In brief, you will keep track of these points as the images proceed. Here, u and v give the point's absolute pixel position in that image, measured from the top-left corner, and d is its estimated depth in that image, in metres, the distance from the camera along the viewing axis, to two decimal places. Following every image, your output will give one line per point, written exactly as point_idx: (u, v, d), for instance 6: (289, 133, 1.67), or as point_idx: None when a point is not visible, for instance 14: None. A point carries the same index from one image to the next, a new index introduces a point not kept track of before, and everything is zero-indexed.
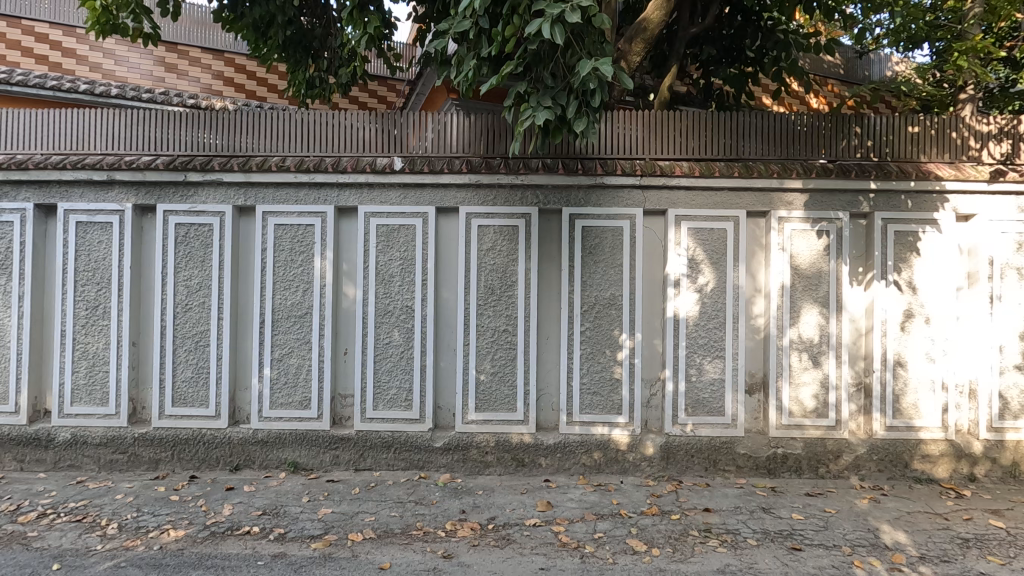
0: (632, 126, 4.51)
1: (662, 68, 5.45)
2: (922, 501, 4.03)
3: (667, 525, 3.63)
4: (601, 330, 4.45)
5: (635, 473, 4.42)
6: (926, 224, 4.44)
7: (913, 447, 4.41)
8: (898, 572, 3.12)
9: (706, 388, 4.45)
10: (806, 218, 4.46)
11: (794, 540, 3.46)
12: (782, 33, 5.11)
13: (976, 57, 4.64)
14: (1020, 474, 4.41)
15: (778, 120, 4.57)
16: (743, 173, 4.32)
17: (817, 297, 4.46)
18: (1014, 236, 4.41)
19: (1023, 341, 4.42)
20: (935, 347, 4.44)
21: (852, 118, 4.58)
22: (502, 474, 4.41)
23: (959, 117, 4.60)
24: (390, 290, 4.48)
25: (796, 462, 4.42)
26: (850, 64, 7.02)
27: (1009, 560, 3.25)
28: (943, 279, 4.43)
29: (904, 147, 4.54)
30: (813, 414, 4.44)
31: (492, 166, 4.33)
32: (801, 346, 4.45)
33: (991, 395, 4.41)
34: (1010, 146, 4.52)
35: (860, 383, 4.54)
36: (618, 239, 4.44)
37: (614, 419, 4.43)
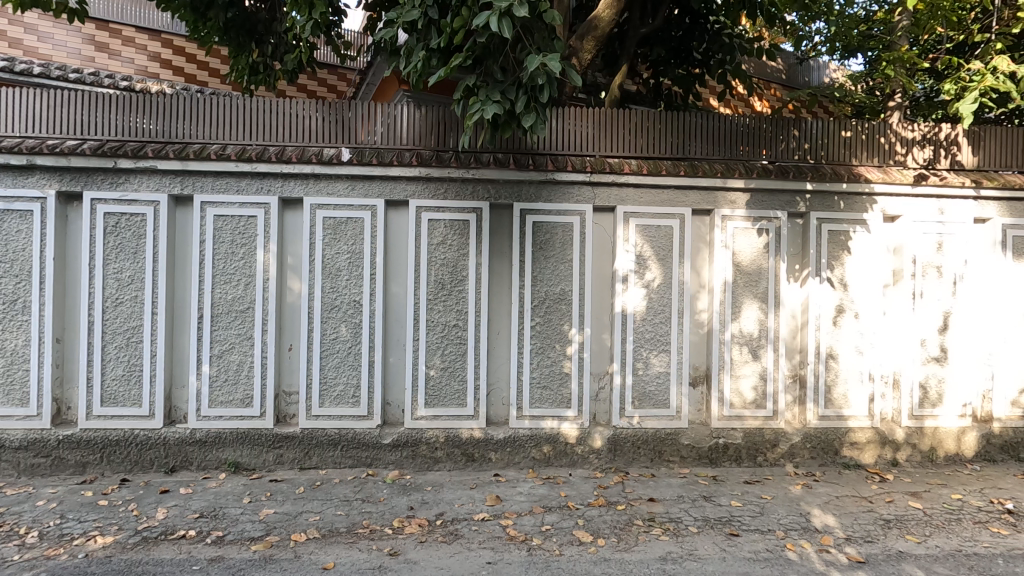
0: (583, 123, 4.55)
1: (613, 66, 5.57)
2: (849, 486, 4.27)
3: (612, 516, 3.71)
4: (551, 325, 4.48)
5: (584, 465, 4.49)
6: (857, 224, 4.70)
7: (843, 435, 4.66)
8: (827, 553, 3.29)
9: (652, 380, 4.57)
10: (747, 217, 4.62)
11: (732, 526, 3.60)
12: (728, 37, 5.26)
13: (903, 66, 4.92)
14: (937, 458, 4.74)
15: (723, 121, 4.72)
16: (688, 172, 4.45)
17: (757, 293, 4.64)
18: (934, 236, 4.72)
19: (940, 335, 4.75)
20: (864, 340, 4.71)
21: (791, 121, 4.77)
22: (451, 469, 4.39)
23: (888, 123, 4.88)
24: (337, 284, 4.38)
25: (736, 451, 4.60)
26: (792, 69, 7.30)
27: (926, 539, 3.48)
28: (871, 276, 4.69)
29: (838, 150, 4.78)
30: (752, 405, 4.63)
31: (443, 159, 4.28)
32: (742, 340, 4.63)
33: (913, 385, 4.72)
34: (932, 152, 4.83)
35: (796, 374, 4.76)
36: (568, 235, 4.49)
37: (564, 413, 4.49)
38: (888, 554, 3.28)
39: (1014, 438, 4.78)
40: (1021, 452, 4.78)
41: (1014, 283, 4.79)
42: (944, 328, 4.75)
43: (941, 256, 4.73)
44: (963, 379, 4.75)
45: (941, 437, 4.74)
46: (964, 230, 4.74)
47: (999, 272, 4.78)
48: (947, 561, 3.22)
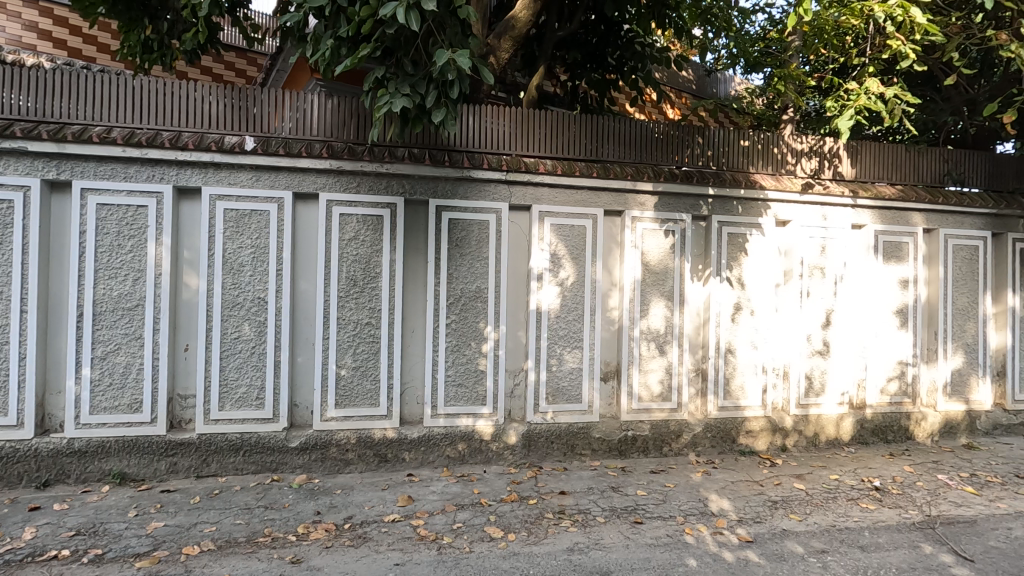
0: (501, 121, 4.57)
1: (531, 67, 5.64)
2: (744, 471, 4.58)
3: (524, 510, 3.76)
4: (466, 322, 4.48)
5: (498, 462, 4.53)
6: (752, 227, 5.05)
7: (740, 424, 5.00)
8: (720, 535, 3.51)
9: (565, 376, 4.68)
10: (656, 219, 4.84)
11: (637, 514, 3.76)
12: (640, 46, 5.49)
13: (793, 83, 5.34)
14: (820, 442, 5.19)
15: (635, 125, 4.91)
16: (600, 174, 4.61)
17: (663, 291, 4.86)
18: (819, 240, 5.17)
19: (823, 330, 5.20)
20: (758, 335, 5.07)
21: (696, 129, 5.05)
22: (363, 471, 4.28)
23: (781, 134, 5.28)
24: (240, 280, 4.13)
25: (643, 443, 4.80)
26: (701, 80, 7.68)
27: (806, 517, 3.80)
28: (765, 276, 5.06)
29: (737, 157, 5.10)
30: (659, 398, 4.86)
31: (356, 152, 4.16)
32: (649, 336, 4.84)
33: (800, 377, 5.14)
34: (817, 162, 5.30)
35: (698, 368, 5.03)
36: (484, 232, 4.49)
37: (478, 410, 4.50)
38: (773, 533, 3.55)
39: (883, 423, 5.32)
40: (888, 435, 5.34)
41: (884, 283, 5.34)
42: (826, 324, 5.21)
43: (824, 258, 5.19)
44: (842, 370, 5.24)
45: (823, 423, 5.19)
46: (844, 235, 5.22)
47: (872, 274, 5.31)
48: (823, 535, 3.53)
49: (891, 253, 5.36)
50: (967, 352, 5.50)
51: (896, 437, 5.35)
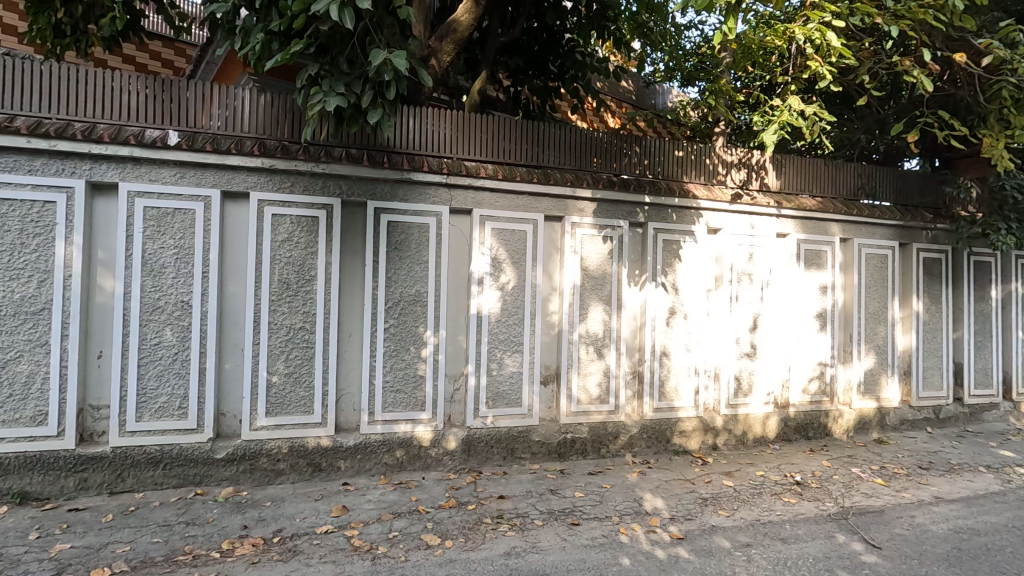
0: (442, 124, 4.54)
1: (473, 71, 5.65)
2: (677, 470, 4.74)
3: (462, 516, 3.73)
4: (405, 327, 4.41)
5: (437, 468, 4.47)
6: (686, 234, 5.25)
7: (674, 424, 5.17)
8: (654, 533, 3.61)
9: (506, 380, 4.69)
10: (594, 225, 4.94)
11: (574, 516, 3.81)
12: (580, 55, 5.62)
13: (724, 99, 5.60)
14: (748, 441, 5.44)
15: (575, 133, 5.00)
16: (541, 180, 4.68)
17: (602, 295, 4.97)
18: (747, 248, 5.44)
19: (750, 333, 5.48)
20: (691, 339, 5.26)
21: (633, 139, 5.21)
22: (295, 481, 4.12)
23: (712, 146, 5.53)
24: (161, 283, 3.89)
25: (582, 445, 4.88)
26: (641, 92, 7.90)
27: (733, 512, 3.97)
28: (697, 281, 5.27)
29: (672, 167, 5.31)
30: (597, 401, 4.95)
31: (290, 151, 4.02)
32: (588, 339, 4.93)
33: (729, 378, 5.38)
34: (746, 174, 5.58)
35: (635, 371, 5.16)
36: (424, 235, 4.45)
37: (417, 416, 4.44)
38: (703, 529, 3.68)
39: (804, 420, 5.65)
40: (809, 432, 5.67)
41: (805, 289, 5.68)
42: (753, 327, 5.48)
43: (752, 264, 5.46)
44: (768, 372, 5.52)
45: (751, 422, 5.45)
46: (769, 244, 5.52)
47: (794, 280, 5.64)
48: (748, 529, 3.69)
49: (812, 261, 5.71)
50: (878, 353, 5.93)
51: (816, 434, 5.69)
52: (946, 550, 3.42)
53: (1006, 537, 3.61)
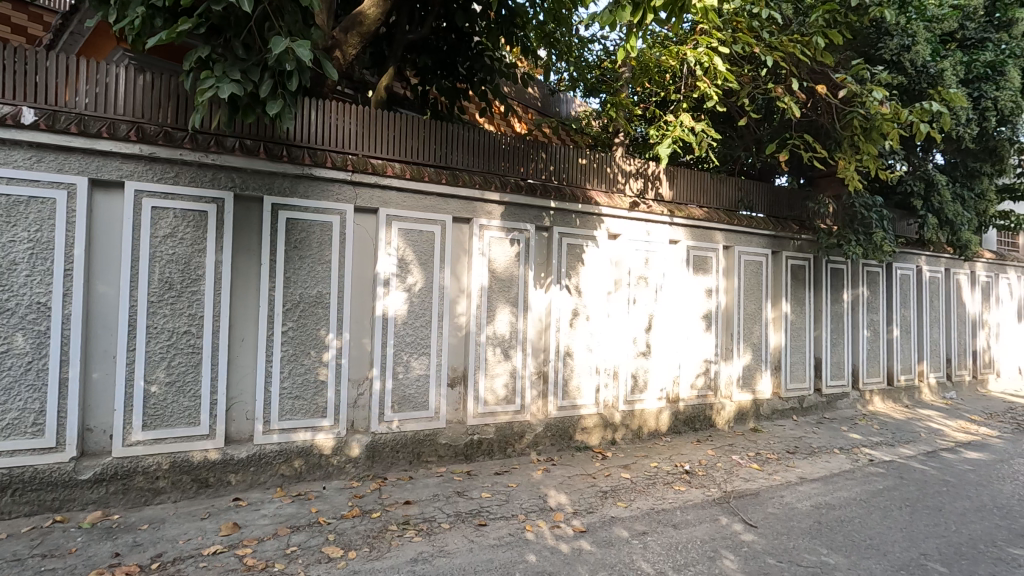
0: (346, 119, 4.37)
1: (380, 66, 5.51)
2: (579, 466, 4.93)
3: (366, 525, 3.62)
4: (305, 330, 4.19)
5: (339, 476, 4.29)
6: (588, 239, 5.49)
7: (576, 422, 5.38)
8: (558, 528, 3.72)
9: (412, 383, 4.62)
10: (502, 228, 5.01)
11: (480, 517, 3.83)
12: (489, 59, 5.57)
13: (624, 111, 5.92)
14: (643, 434, 5.78)
15: (483, 135, 5.04)
16: (449, 181, 4.67)
17: (508, 297, 5.05)
18: (643, 253, 5.79)
19: (646, 333, 5.83)
20: (592, 339, 5.50)
21: (540, 145, 5.35)
22: (178, 500, 3.76)
23: (614, 156, 5.84)
24: (12, 282, 3.39)
25: (488, 446, 4.92)
26: (546, 100, 8.03)
27: (630, 503, 4.20)
28: (599, 284, 5.53)
29: (576, 174, 5.53)
30: (503, 401, 5.02)
31: (173, 138, 3.67)
32: (495, 341, 4.99)
33: (626, 375, 5.68)
34: (643, 183, 5.94)
35: (540, 371, 5.30)
36: (327, 234, 4.25)
37: (317, 423, 4.24)
38: (603, 520, 3.86)
39: (692, 413, 6.11)
40: (696, 423, 6.14)
41: (693, 292, 6.15)
42: (648, 328, 5.84)
43: (647, 269, 5.83)
44: (661, 369, 5.91)
45: (645, 417, 5.80)
46: (663, 250, 5.92)
47: (684, 284, 6.09)
48: (644, 518, 3.92)
49: (699, 266, 6.20)
50: (753, 351, 6.57)
51: (702, 425, 6.17)
52: (809, 525, 3.85)
53: (855, 509, 4.15)
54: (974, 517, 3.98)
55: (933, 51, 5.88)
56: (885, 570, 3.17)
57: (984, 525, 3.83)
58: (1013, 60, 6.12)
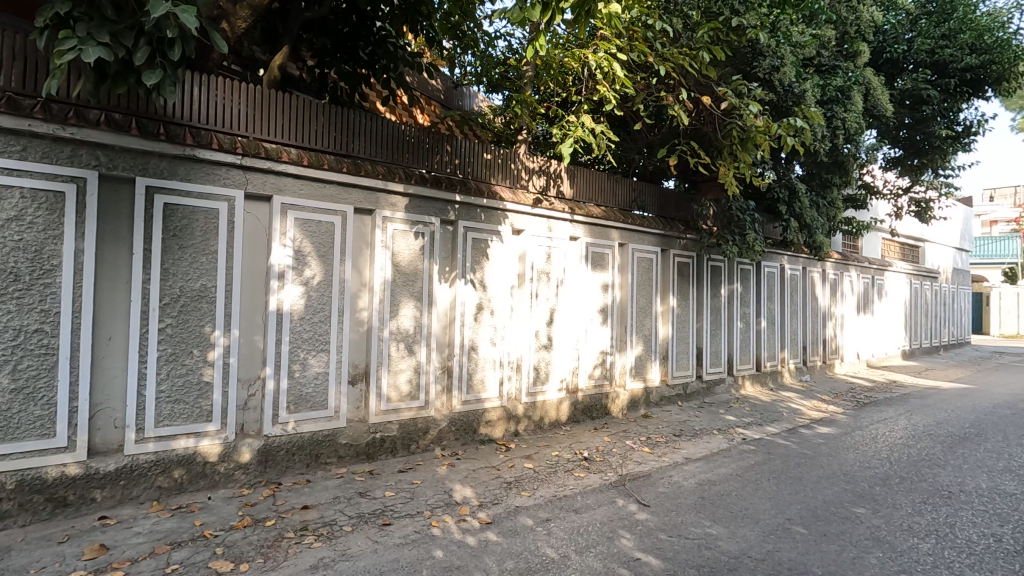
0: (236, 98, 4.04)
1: (273, 44, 5.16)
2: (483, 459, 4.98)
3: (259, 534, 3.38)
4: (187, 326, 3.82)
5: (227, 485, 3.97)
6: (493, 234, 5.53)
7: (480, 415, 5.41)
8: (464, 522, 3.73)
9: (310, 382, 4.38)
10: (406, 221, 4.90)
11: (384, 516, 3.73)
12: (392, 46, 5.30)
13: (527, 109, 6.04)
14: (544, 424, 5.95)
15: (386, 125, 4.89)
16: (351, 170, 4.48)
17: (413, 291, 4.96)
18: (545, 248, 5.96)
19: (548, 326, 6.01)
20: (497, 333, 5.57)
21: (446, 138, 5.32)
22: (27, 524, 3.26)
23: (517, 152, 5.94)
24: None
25: (391, 443, 4.81)
26: (449, 92, 7.92)
27: (534, 491, 4.32)
28: (503, 278, 5.61)
29: (480, 169, 5.58)
30: (407, 398, 4.92)
31: (21, 105, 3.16)
32: (399, 336, 4.88)
33: (529, 368, 5.82)
34: (545, 181, 6.12)
35: (445, 365, 5.27)
36: (212, 222, 3.90)
37: (202, 428, 3.88)
38: (508, 511, 3.93)
39: (589, 402, 6.40)
40: (593, 412, 6.44)
41: (591, 287, 6.43)
42: (550, 321, 6.03)
43: (549, 264, 6.00)
44: (561, 361, 6.12)
45: (547, 408, 5.98)
46: (564, 246, 6.13)
47: (583, 279, 6.35)
48: (547, 505, 4.05)
49: (597, 262, 6.50)
50: (645, 342, 7.02)
51: (599, 413, 6.48)
52: (694, 500, 4.20)
53: (732, 483, 4.59)
54: (827, 484, 4.56)
55: (797, 73, 6.60)
56: (758, 536, 3.53)
57: (834, 489, 4.40)
58: (857, 86, 7.04)
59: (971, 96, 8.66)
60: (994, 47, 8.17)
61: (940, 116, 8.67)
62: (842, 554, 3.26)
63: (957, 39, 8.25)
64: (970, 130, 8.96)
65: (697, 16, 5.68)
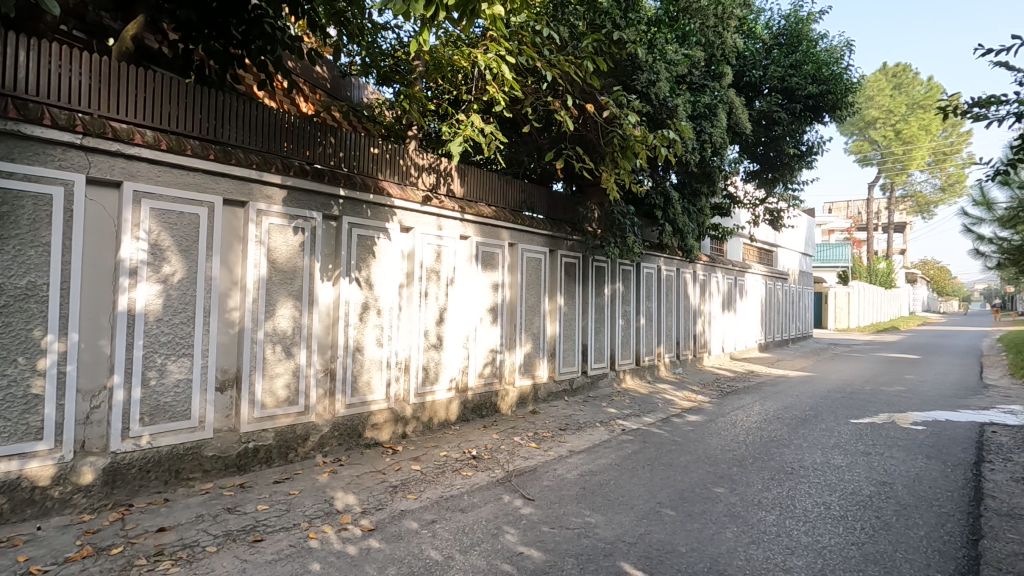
0: (77, 69, 3.54)
1: (127, 12, 4.55)
2: (368, 463, 4.81)
3: (103, 565, 2.98)
4: (9, 330, 3.27)
5: (63, 511, 3.46)
6: (380, 231, 5.37)
7: (365, 418, 5.23)
8: (345, 531, 3.57)
9: (169, 391, 3.95)
10: (283, 215, 4.59)
11: (256, 532, 3.47)
12: (269, 27, 4.86)
13: (416, 104, 5.93)
14: (433, 425, 5.88)
15: (261, 111, 4.56)
16: (219, 158, 4.10)
17: (291, 290, 4.67)
18: (434, 246, 5.89)
19: (437, 324, 5.95)
20: (384, 333, 5.41)
21: (329, 129, 5.08)
22: None
23: (406, 148, 5.82)
24: None
25: (266, 453, 4.48)
26: (336, 82, 7.48)
27: (420, 494, 4.25)
28: (391, 276, 5.46)
29: (367, 163, 5.39)
30: (284, 403, 4.62)
31: None
32: (275, 338, 4.56)
33: (418, 367, 5.72)
34: (435, 178, 6.06)
35: (327, 368, 5.02)
36: (43, 210, 3.38)
37: (30, 449, 3.34)
38: (392, 516, 3.82)
39: (479, 401, 6.43)
40: (483, 410, 6.48)
41: (480, 286, 6.47)
42: (439, 320, 5.97)
43: (438, 263, 5.94)
44: (451, 359, 6.09)
45: (436, 408, 5.92)
46: (454, 244, 6.11)
47: (473, 279, 6.36)
48: (432, 507, 4.00)
49: (487, 262, 6.55)
50: (533, 340, 7.21)
51: (488, 411, 6.54)
52: (576, 491, 4.38)
53: (611, 472, 4.85)
54: (692, 467, 4.97)
55: (671, 88, 7.12)
56: (632, 521, 3.76)
57: (699, 472, 4.82)
58: (722, 105, 7.74)
59: (812, 121, 9.90)
60: (830, 79, 9.41)
61: (788, 136, 9.85)
62: (703, 532, 3.57)
63: (802, 69, 9.39)
64: (812, 150, 10.24)
65: (582, 27, 5.96)
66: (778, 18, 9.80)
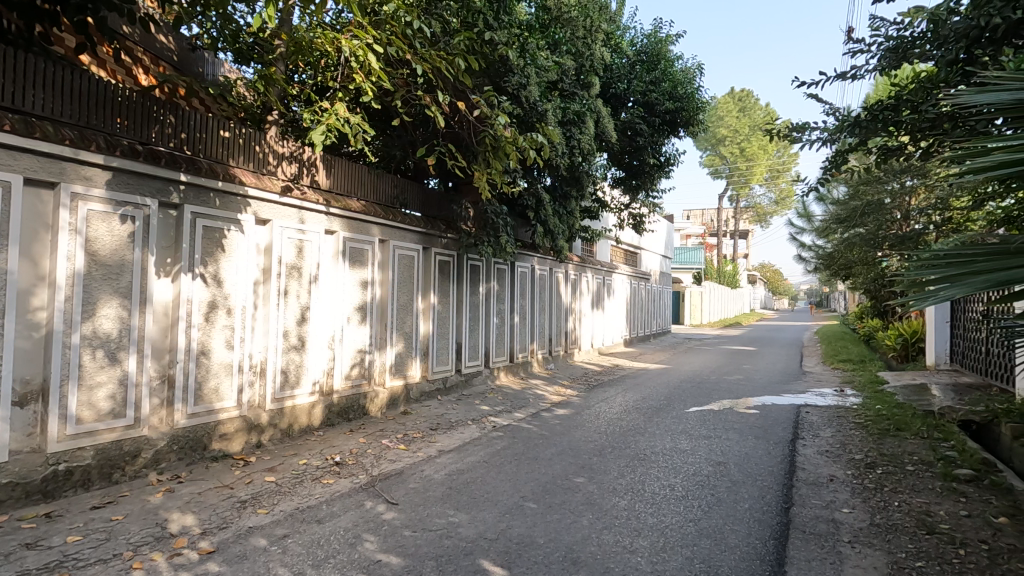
0: None
1: None
2: (213, 478, 4.36)
3: None
4: None
5: None
6: (231, 223, 4.89)
7: (212, 428, 4.74)
8: (178, 557, 3.19)
9: None
10: (107, 201, 4.00)
11: (62, 569, 2.97)
12: None
13: (275, 87, 5.48)
14: (293, 432, 5.50)
15: (79, 78, 3.93)
16: (17, 129, 3.45)
17: (117, 288, 4.08)
18: (295, 240, 5.50)
19: (298, 324, 5.56)
20: (235, 334, 4.95)
21: (167, 105, 4.52)
22: None
23: (264, 135, 5.41)
24: None
25: (83, 475, 3.87)
26: (183, 55, 6.61)
27: (272, 508, 3.93)
28: (244, 273, 5.01)
29: (214, 147, 4.90)
30: (107, 417, 4.03)
31: None
32: (95, 342, 3.96)
33: (275, 371, 5.31)
34: (296, 168, 5.68)
35: (164, 375, 4.48)
36: None
37: None
38: (238, 534, 3.49)
39: (345, 404, 6.13)
40: (350, 414, 6.19)
41: (348, 285, 6.16)
42: (301, 320, 5.59)
43: (300, 259, 5.57)
44: (314, 361, 5.74)
45: (296, 414, 5.54)
46: (318, 239, 5.75)
47: (340, 276, 6.05)
48: (286, 521, 3.72)
49: (355, 258, 6.27)
50: (404, 340, 7.05)
51: (355, 414, 6.26)
52: (442, 491, 4.33)
53: (479, 470, 4.87)
54: (556, 460, 5.16)
55: (542, 93, 7.34)
56: (494, 517, 3.80)
57: (562, 464, 5.01)
58: (589, 113, 8.13)
59: (669, 134, 10.79)
60: (684, 97, 10.33)
61: (649, 146, 10.63)
62: (561, 522, 3.71)
63: (661, 86, 10.19)
64: (669, 161, 11.16)
65: (455, 23, 5.87)
66: (641, 37, 10.53)
